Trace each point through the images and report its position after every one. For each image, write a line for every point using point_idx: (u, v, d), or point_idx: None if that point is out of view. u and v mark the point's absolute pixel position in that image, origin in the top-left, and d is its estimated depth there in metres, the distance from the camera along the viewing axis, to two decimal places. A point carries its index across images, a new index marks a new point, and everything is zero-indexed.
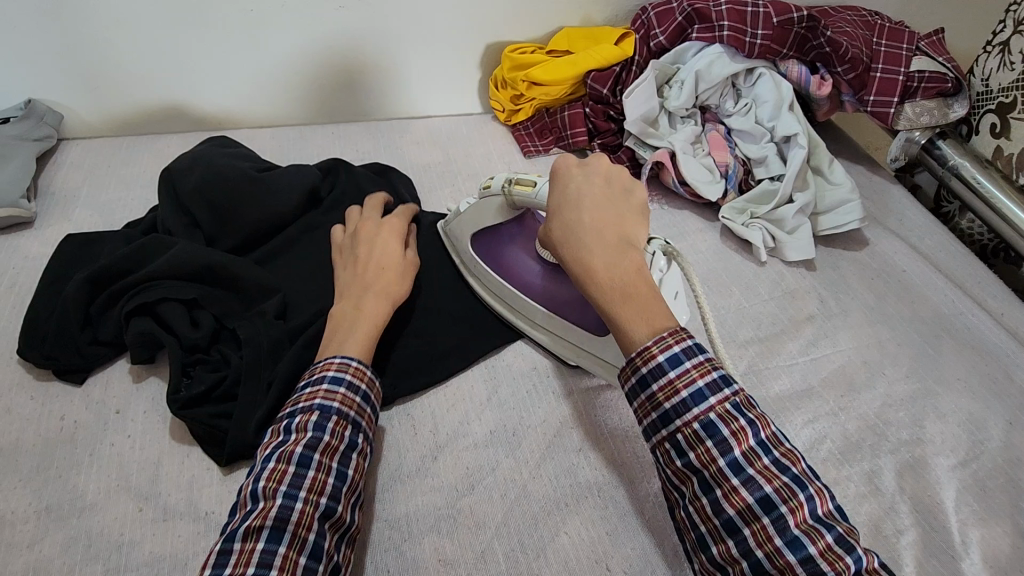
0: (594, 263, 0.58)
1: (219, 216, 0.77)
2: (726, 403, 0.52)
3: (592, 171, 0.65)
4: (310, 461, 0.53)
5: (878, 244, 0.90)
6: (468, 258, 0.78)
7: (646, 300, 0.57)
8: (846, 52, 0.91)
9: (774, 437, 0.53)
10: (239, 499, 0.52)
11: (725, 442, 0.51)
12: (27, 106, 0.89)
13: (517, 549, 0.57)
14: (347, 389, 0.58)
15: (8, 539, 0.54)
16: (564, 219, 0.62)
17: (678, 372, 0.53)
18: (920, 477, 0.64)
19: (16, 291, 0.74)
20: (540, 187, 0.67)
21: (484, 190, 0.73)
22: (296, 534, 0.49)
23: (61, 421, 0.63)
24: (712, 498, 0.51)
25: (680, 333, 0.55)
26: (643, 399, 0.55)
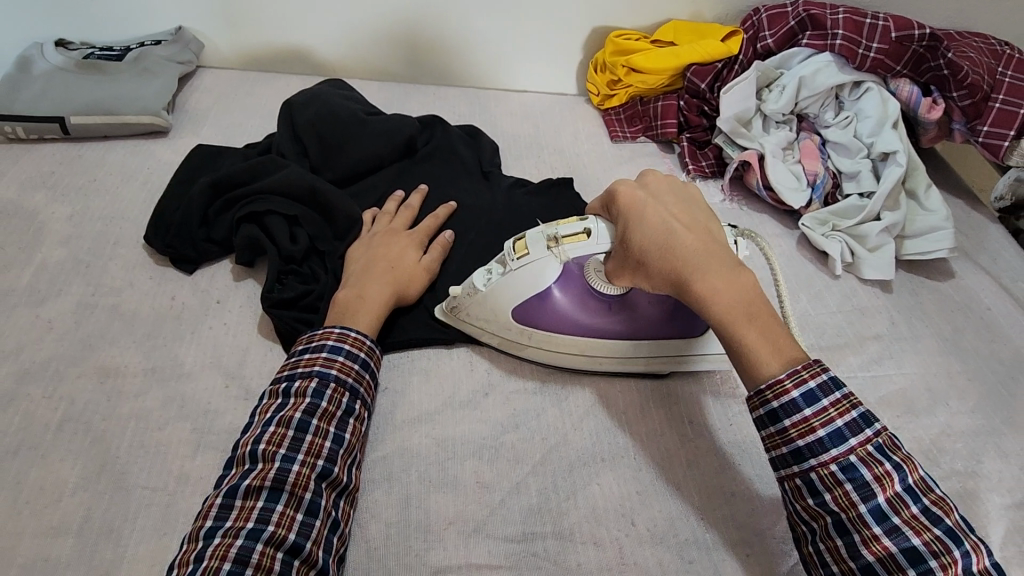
0: (713, 286, 0.54)
1: (327, 151, 0.85)
2: (868, 445, 0.51)
3: (661, 195, 0.60)
4: (308, 426, 0.54)
5: (964, 279, 0.86)
6: (514, 332, 0.68)
7: (768, 326, 0.54)
8: (966, 76, 0.87)
9: (922, 482, 0.50)
10: (236, 454, 0.53)
11: (867, 488, 0.50)
12: (178, 32, 1.00)
13: (551, 488, 0.60)
14: (346, 357, 0.60)
15: (120, 387, 0.63)
16: (660, 254, 0.56)
17: (814, 410, 0.51)
18: (968, 508, 0.63)
19: (149, 187, 0.84)
20: (596, 231, 0.62)
21: (523, 256, 0.65)
22: (293, 494, 0.50)
23: (172, 300, 0.71)
24: (848, 541, 0.50)
25: (814, 366, 0.52)
26: (773, 432, 0.53)
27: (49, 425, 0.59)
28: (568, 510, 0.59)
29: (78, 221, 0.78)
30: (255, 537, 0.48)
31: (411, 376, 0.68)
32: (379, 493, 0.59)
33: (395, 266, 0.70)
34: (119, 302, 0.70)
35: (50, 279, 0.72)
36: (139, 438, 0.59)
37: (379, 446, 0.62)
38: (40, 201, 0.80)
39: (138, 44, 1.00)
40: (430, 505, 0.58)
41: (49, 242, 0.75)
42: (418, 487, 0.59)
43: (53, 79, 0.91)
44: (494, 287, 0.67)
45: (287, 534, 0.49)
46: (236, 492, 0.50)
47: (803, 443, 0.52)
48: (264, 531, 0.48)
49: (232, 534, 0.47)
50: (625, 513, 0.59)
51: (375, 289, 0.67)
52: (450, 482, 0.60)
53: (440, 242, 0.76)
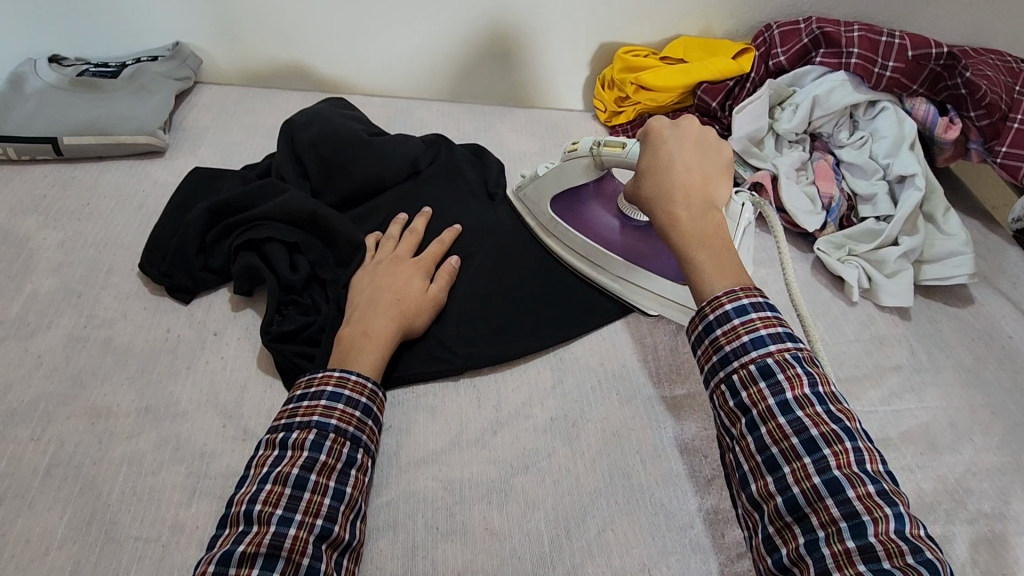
0: (678, 211, 0.58)
1: (329, 173, 0.82)
2: (786, 353, 0.51)
3: (683, 132, 0.63)
4: (306, 483, 0.51)
5: (985, 305, 0.83)
6: (545, 219, 0.80)
7: (721, 254, 0.56)
8: (984, 95, 0.85)
9: (832, 394, 0.51)
10: (229, 514, 0.51)
11: (778, 385, 0.50)
12: (175, 48, 0.98)
13: (562, 535, 0.57)
14: (346, 405, 0.57)
15: (111, 427, 0.60)
16: (653, 176, 0.61)
17: (744, 320, 0.52)
18: (998, 554, 0.60)
19: (145, 211, 0.81)
20: (630, 148, 0.67)
21: (569, 152, 0.74)
22: (290, 560, 0.47)
23: (167, 333, 0.69)
24: (757, 435, 0.50)
25: (754, 290, 0.54)
26: (707, 344, 0.54)
27: (37, 468, 0.57)
28: (581, 560, 0.56)
29: (70, 248, 0.76)
30: None
31: (416, 413, 0.65)
32: (383, 542, 0.56)
33: (397, 299, 0.67)
34: (112, 336, 0.68)
35: (40, 311, 0.69)
36: (132, 483, 0.57)
37: (383, 490, 0.59)
38: (31, 226, 0.78)
39: (134, 61, 0.97)
40: (437, 554, 0.55)
41: (40, 270, 0.73)
42: (424, 534, 0.56)
43: (45, 99, 0.88)
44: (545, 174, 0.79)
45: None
46: (230, 559, 0.47)
47: (728, 348, 0.52)
48: None
49: None
50: (641, 563, 0.56)
51: (379, 324, 0.64)
52: (457, 529, 0.57)
53: (446, 270, 0.73)
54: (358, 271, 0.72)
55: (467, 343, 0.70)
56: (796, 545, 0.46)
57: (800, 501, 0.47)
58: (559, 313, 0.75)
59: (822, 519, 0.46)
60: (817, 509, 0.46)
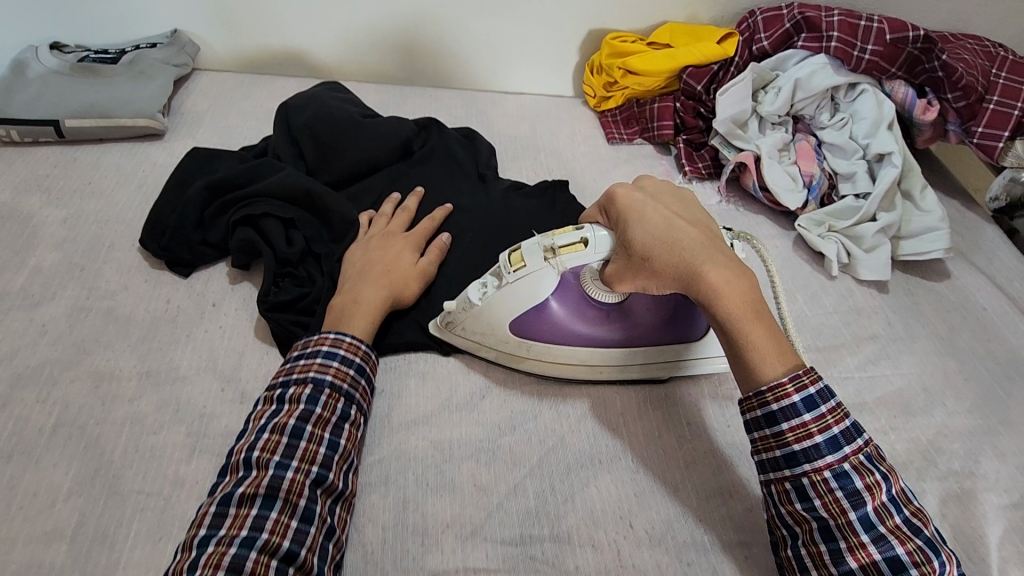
0: (721, 280, 0.55)
1: (323, 153, 0.84)
2: (860, 455, 0.52)
3: (656, 199, 0.62)
4: (303, 433, 0.54)
5: (960, 279, 0.86)
6: (511, 344, 0.67)
7: (767, 322, 0.55)
8: (960, 78, 0.88)
9: (904, 495, 0.52)
10: (229, 462, 0.53)
11: (857, 494, 0.51)
12: (174, 35, 1.00)
13: (548, 490, 0.60)
14: (341, 363, 0.59)
15: (114, 391, 0.62)
16: (662, 247, 0.57)
17: (813, 416, 0.52)
18: (966, 509, 0.63)
19: (145, 190, 0.84)
20: (596, 241, 0.63)
21: (519, 269, 0.65)
22: (287, 501, 0.50)
23: (167, 304, 0.71)
24: (833, 547, 0.51)
25: (812, 372, 0.54)
26: (766, 433, 0.54)
27: (43, 429, 0.59)
28: (565, 513, 0.58)
29: (73, 225, 0.78)
30: (249, 545, 0.47)
31: (408, 379, 0.68)
32: (376, 496, 0.58)
33: (389, 269, 0.70)
34: (114, 306, 0.70)
35: (44, 282, 0.71)
36: (134, 442, 0.59)
37: (375, 449, 0.62)
38: (35, 204, 0.80)
39: (134, 48, 1.00)
40: (427, 507, 0.58)
41: (44, 245, 0.75)
42: (415, 490, 0.59)
43: (48, 83, 0.91)
44: (491, 300, 0.66)
45: (281, 541, 0.48)
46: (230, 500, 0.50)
47: (798, 447, 0.53)
48: (258, 538, 0.47)
49: (225, 543, 0.47)
50: (623, 515, 0.59)
51: (371, 291, 0.67)
52: (447, 485, 0.59)
53: (437, 244, 0.76)
54: (352, 244, 0.75)
55: None
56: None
57: None
58: None
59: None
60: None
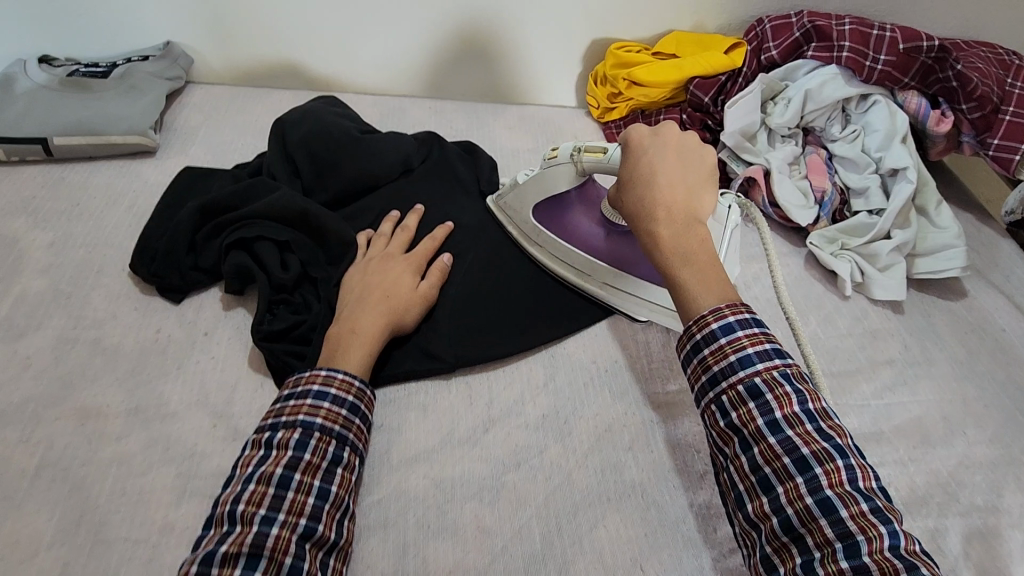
0: (660, 227, 0.58)
1: (319, 171, 0.82)
2: (774, 371, 0.51)
3: (663, 142, 0.63)
4: (290, 482, 0.51)
5: (978, 298, 0.83)
6: (526, 228, 0.79)
7: (707, 268, 0.56)
8: (975, 88, 0.85)
9: (822, 411, 0.51)
10: (213, 515, 0.50)
11: (766, 404, 0.50)
12: (166, 47, 0.97)
13: (554, 532, 0.57)
14: (332, 403, 0.56)
15: (102, 428, 0.60)
16: (633, 189, 0.62)
17: (730, 339, 0.52)
18: (990, 547, 0.60)
19: (134, 211, 0.81)
20: (613, 152, 0.67)
21: (550, 158, 0.74)
22: (272, 559, 0.47)
23: (157, 333, 0.68)
24: (750, 456, 0.50)
25: (739, 306, 0.54)
26: (694, 363, 0.54)
27: (26, 470, 0.57)
28: (572, 555, 0.56)
29: (60, 249, 0.75)
30: None
31: (408, 411, 0.65)
32: (374, 540, 0.56)
33: (387, 295, 0.67)
34: (102, 336, 0.67)
35: (29, 312, 0.69)
36: (122, 484, 0.56)
37: (373, 489, 0.59)
38: (20, 227, 0.77)
39: (124, 61, 0.97)
40: (428, 552, 0.55)
41: (29, 271, 0.72)
42: (415, 532, 0.56)
43: (34, 99, 0.88)
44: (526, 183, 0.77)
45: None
46: (212, 558, 0.46)
47: (716, 367, 0.53)
48: None
49: None
50: (632, 559, 0.56)
51: (368, 321, 0.64)
52: (448, 527, 0.57)
53: (437, 267, 0.73)
54: (349, 268, 0.72)
55: (459, 340, 0.70)
56: (793, 565, 0.46)
57: (794, 522, 0.47)
58: (552, 310, 0.75)
59: (816, 539, 0.45)
60: (811, 529, 0.46)
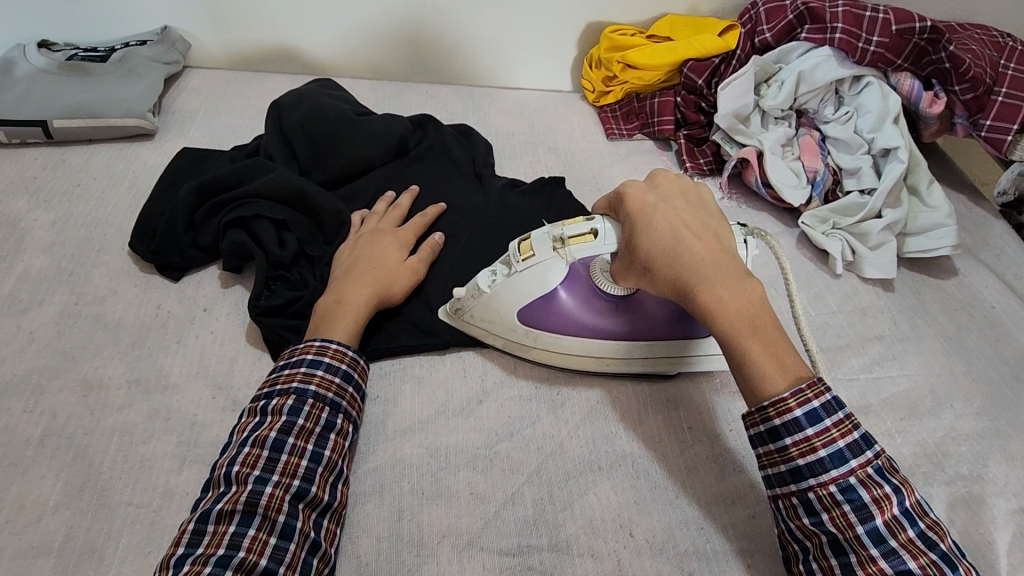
0: (718, 294, 0.53)
1: (317, 152, 0.83)
2: (868, 467, 0.50)
3: (669, 197, 0.58)
4: (284, 446, 0.52)
5: (968, 276, 0.84)
6: (517, 333, 0.67)
7: (775, 338, 0.52)
8: (968, 69, 0.85)
9: (918, 505, 0.50)
10: (212, 478, 0.52)
11: (866, 510, 0.49)
12: (164, 32, 0.98)
13: (546, 498, 0.58)
14: (326, 371, 0.58)
15: (104, 399, 0.61)
16: (661, 258, 0.55)
17: (817, 430, 0.50)
18: (974, 513, 0.62)
19: (135, 191, 0.82)
20: (602, 232, 0.61)
21: (529, 257, 0.64)
22: (266, 517, 0.49)
23: (157, 309, 0.70)
24: (845, 561, 0.49)
25: (819, 385, 0.51)
26: (772, 450, 0.52)
27: (30, 439, 0.58)
28: (564, 521, 0.57)
29: (61, 228, 0.76)
30: (225, 564, 0.46)
31: (403, 383, 0.67)
32: (370, 505, 0.57)
33: (380, 269, 0.68)
34: (103, 311, 0.69)
35: (32, 288, 0.70)
36: (123, 452, 0.58)
37: (369, 457, 0.60)
38: (22, 207, 0.79)
39: (123, 45, 0.98)
40: (423, 517, 0.57)
41: (31, 249, 0.74)
42: (411, 498, 0.58)
43: (35, 82, 0.89)
44: (500, 286, 0.66)
45: (258, 559, 0.47)
46: (209, 517, 0.49)
47: (802, 462, 0.51)
48: (234, 557, 0.46)
49: (201, 562, 0.46)
50: (622, 524, 0.57)
51: (362, 293, 0.65)
52: (443, 494, 0.58)
53: (431, 245, 0.74)
54: (345, 244, 0.73)
55: (454, 315, 0.71)
56: None
57: None
58: None
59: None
60: None
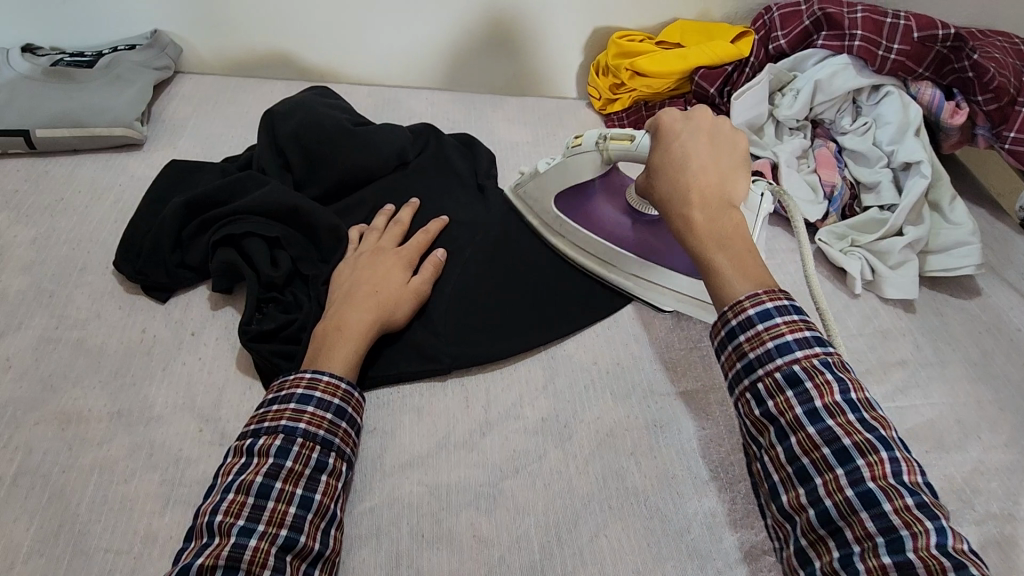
0: (693, 212, 0.56)
1: (312, 165, 0.79)
2: (815, 358, 0.49)
3: (695, 128, 0.61)
4: (270, 491, 0.49)
5: (992, 296, 0.81)
6: (549, 219, 0.77)
7: (743, 253, 0.54)
8: (992, 79, 0.82)
9: (866, 400, 0.48)
10: (194, 527, 0.48)
11: (806, 393, 0.48)
12: (153, 36, 0.94)
13: (554, 542, 0.55)
14: (316, 407, 0.54)
15: (83, 433, 0.58)
16: (664, 176, 0.60)
17: (767, 325, 0.50)
18: (1006, 557, 0.58)
19: (121, 206, 0.78)
20: (641, 140, 0.65)
21: (575, 146, 0.71)
22: (250, 572, 0.45)
23: (142, 334, 0.66)
24: (787, 446, 0.48)
25: (778, 292, 0.51)
26: (728, 351, 0.52)
27: (4, 476, 0.54)
28: (572, 567, 0.54)
29: (42, 246, 0.73)
30: None
31: (402, 415, 0.63)
32: (366, 550, 0.54)
33: (376, 292, 0.64)
34: (84, 337, 0.65)
35: (9, 311, 0.66)
36: (103, 492, 0.54)
37: (365, 496, 0.57)
38: (2, 223, 0.75)
39: (111, 50, 0.94)
40: (422, 563, 0.53)
41: (10, 269, 0.70)
42: (409, 542, 0.54)
43: (17, 89, 0.85)
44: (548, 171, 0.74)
45: None
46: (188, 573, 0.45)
47: (752, 355, 0.50)
48: None
49: None
50: (635, 570, 0.54)
51: (359, 319, 0.62)
52: (444, 537, 0.55)
53: (431, 265, 0.70)
54: (341, 264, 0.69)
55: (454, 339, 0.68)
56: (830, 558, 0.44)
57: (832, 514, 0.45)
58: (551, 308, 0.72)
59: (856, 532, 0.43)
60: (851, 522, 0.44)
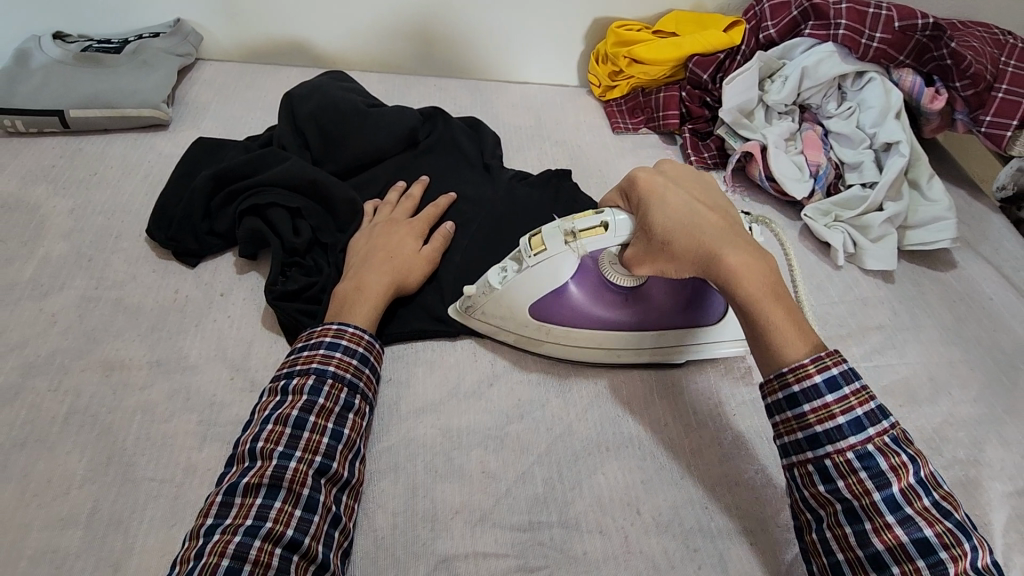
0: (741, 264, 0.54)
1: (330, 143, 0.84)
2: (885, 436, 0.50)
3: (678, 182, 0.60)
4: (306, 423, 0.54)
5: (966, 269, 0.86)
6: (529, 327, 0.67)
7: (791, 308, 0.54)
8: (969, 66, 0.87)
9: (934, 479, 0.50)
10: (236, 454, 0.54)
11: (884, 477, 0.49)
12: (177, 24, 1.00)
13: (556, 477, 0.60)
14: (344, 353, 0.59)
15: (125, 379, 0.63)
16: (682, 232, 0.56)
17: (835, 397, 0.51)
18: (970, 496, 0.63)
19: (151, 180, 0.84)
20: (614, 224, 0.61)
21: (539, 251, 0.64)
22: (291, 490, 0.50)
23: (175, 293, 0.71)
24: (859, 529, 0.49)
25: (835, 353, 0.52)
26: (789, 417, 0.53)
27: (54, 417, 0.60)
28: (573, 499, 0.59)
29: (80, 215, 0.78)
30: (253, 533, 0.47)
31: (416, 367, 0.68)
32: (386, 483, 0.59)
33: (393, 256, 0.70)
34: (123, 296, 0.70)
35: (53, 273, 0.72)
36: (145, 430, 0.59)
37: (383, 436, 0.62)
38: (41, 195, 0.80)
39: (137, 37, 0.99)
40: (436, 494, 0.58)
41: (52, 235, 0.75)
42: (424, 477, 0.59)
43: (51, 72, 0.90)
44: (510, 284, 0.66)
45: (285, 529, 0.49)
46: (235, 490, 0.50)
47: (820, 428, 0.51)
48: (262, 527, 0.48)
49: (230, 531, 0.47)
50: (630, 502, 0.59)
51: (377, 279, 0.67)
52: (456, 472, 0.60)
53: (441, 234, 0.75)
54: (358, 232, 0.75)
55: None
56: None
57: None
58: None
59: None
60: None
